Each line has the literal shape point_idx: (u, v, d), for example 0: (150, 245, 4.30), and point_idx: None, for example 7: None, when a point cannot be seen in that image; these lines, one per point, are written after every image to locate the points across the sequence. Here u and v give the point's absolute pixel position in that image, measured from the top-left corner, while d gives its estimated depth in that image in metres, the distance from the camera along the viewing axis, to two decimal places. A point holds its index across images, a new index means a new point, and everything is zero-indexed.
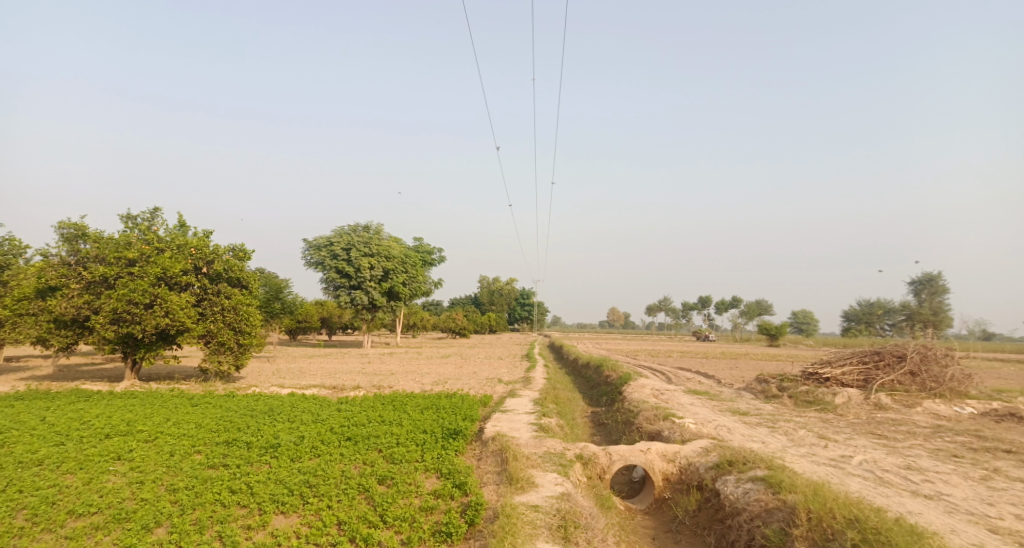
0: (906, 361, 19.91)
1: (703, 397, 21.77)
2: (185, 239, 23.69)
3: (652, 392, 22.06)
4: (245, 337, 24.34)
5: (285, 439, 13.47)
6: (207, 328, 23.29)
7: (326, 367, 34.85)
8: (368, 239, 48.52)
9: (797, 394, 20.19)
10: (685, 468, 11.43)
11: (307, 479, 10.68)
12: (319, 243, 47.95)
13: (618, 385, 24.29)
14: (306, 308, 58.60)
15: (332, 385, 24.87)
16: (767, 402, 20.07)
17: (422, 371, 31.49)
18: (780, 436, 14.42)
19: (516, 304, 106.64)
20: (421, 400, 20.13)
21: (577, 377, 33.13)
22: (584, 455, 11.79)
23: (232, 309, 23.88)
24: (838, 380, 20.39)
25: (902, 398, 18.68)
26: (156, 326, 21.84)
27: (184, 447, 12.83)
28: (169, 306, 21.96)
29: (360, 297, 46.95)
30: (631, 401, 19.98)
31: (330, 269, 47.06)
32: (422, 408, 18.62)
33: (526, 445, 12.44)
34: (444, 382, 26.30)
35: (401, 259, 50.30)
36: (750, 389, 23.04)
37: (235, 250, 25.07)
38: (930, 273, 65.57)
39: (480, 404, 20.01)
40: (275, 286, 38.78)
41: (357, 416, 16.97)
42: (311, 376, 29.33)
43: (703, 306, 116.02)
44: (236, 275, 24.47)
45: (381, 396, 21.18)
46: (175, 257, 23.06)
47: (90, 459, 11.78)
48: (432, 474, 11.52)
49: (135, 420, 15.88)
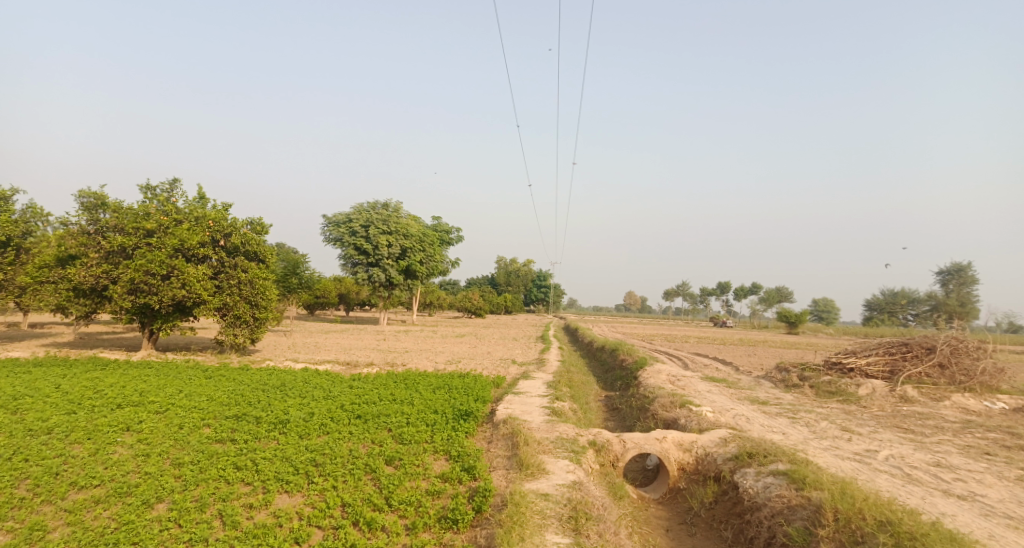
0: (935, 354, 19.24)
1: (721, 384, 21.31)
2: (204, 211, 23.56)
3: (669, 378, 21.63)
4: (261, 311, 24.27)
5: (294, 415, 13.30)
6: (224, 301, 23.24)
7: (341, 343, 34.84)
8: (386, 216, 48.28)
9: (819, 384, 19.63)
10: (702, 459, 11.04)
11: (314, 458, 10.48)
12: (338, 219, 47.85)
13: (634, 370, 23.88)
14: (324, 284, 58.77)
15: (346, 361, 24.79)
16: (787, 392, 19.56)
17: (436, 350, 31.33)
18: (802, 427, 13.95)
19: (534, 285, 106.36)
20: (434, 379, 19.92)
21: (593, 360, 32.78)
22: (597, 442, 11.45)
23: (249, 283, 23.79)
24: (862, 370, 19.80)
25: (929, 391, 18.07)
26: (173, 298, 21.80)
27: (194, 419, 12.72)
28: (186, 278, 21.89)
29: (377, 275, 46.90)
30: (648, 386, 19.59)
31: (348, 245, 46.97)
32: (435, 387, 18.40)
33: (538, 429, 12.12)
34: (458, 361, 26.09)
35: (419, 237, 50.08)
36: (770, 377, 22.51)
37: (253, 224, 24.91)
38: (959, 264, 63.92)
39: (494, 386, 19.75)
40: (292, 261, 38.77)
41: (369, 394, 16.78)
42: (326, 351, 29.33)
43: (722, 292, 114.75)
44: (254, 248, 24.34)
45: (394, 374, 20.99)
46: (192, 229, 22.94)
47: (98, 429, 11.70)
48: (441, 456, 11.28)
49: (147, 391, 15.84)
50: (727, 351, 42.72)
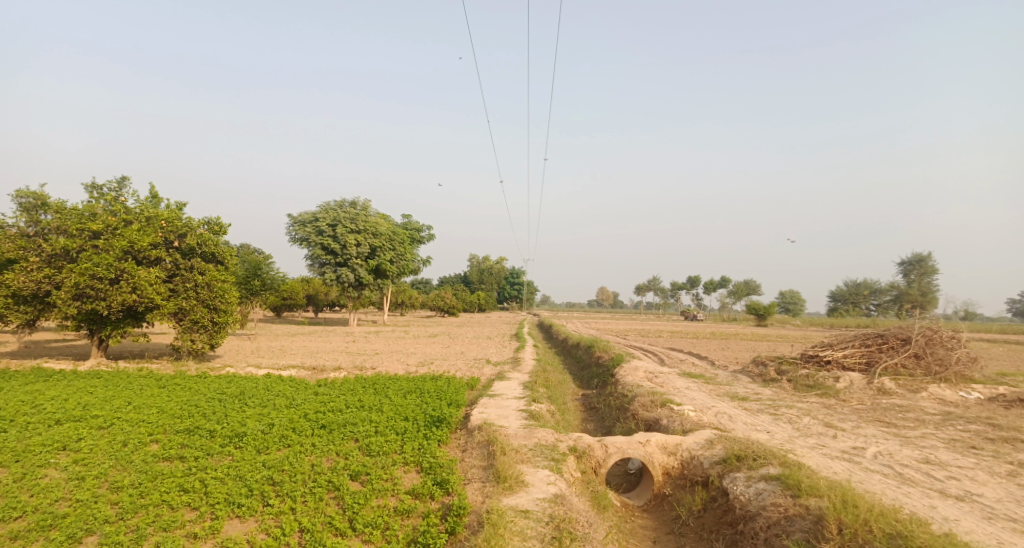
0: (910, 344, 19.08)
1: (699, 380, 20.90)
2: (156, 211, 22.35)
3: (647, 375, 21.15)
4: (220, 316, 23.12)
5: (252, 427, 12.39)
6: (179, 306, 22.05)
7: (308, 346, 33.70)
8: (354, 214, 47.10)
9: (797, 378, 19.33)
10: (687, 463, 10.49)
11: (271, 476, 9.66)
12: (304, 219, 46.47)
13: (611, 368, 23.36)
14: (291, 285, 57.27)
15: (312, 366, 23.78)
16: (765, 387, 19.21)
17: (407, 351, 30.44)
18: (785, 424, 13.51)
19: (505, 283, 105.73)
20: (404, 383, 19.09)
21: (567, 357, 32.25)
22: (578, 448, 10.83)
23: (206, 286, 22.64)
24: (839, 363, 19.56)
25: (906, 382, 17.87)
26: (123, 303, 20.57)
27: (141, 435, 11.76)
28: (136, 282, 20.68)
29: (345, 275, 45.70)
30: (625, 385, 19.06)
31: (315, 245, 45.69)
32: (405, 392, 17.58)
33: (515, 436, 11.44)
34: (429, 362, 25.26)
35: (388, 236, 48.99)
36: (746, 371, 22.21)
37: (210, 224, 23.76)
38: (920, 254, 65.15)
39: (467, 388, 19.00)
40: (254, 262, 37.44)
41: (336, 400, 15.88)
42: (292, 356, 28.18)
43: (692, 286, 115.68)
44: (211, 250, 23.21)
45: (362, 378, 20.09)
46: (143, 230, 21.72)
47: (31, 449, 10.69)
48: (411, 468, 10.52)
49: (92, 404, 14.72)
50: (700, 345, 42.64)
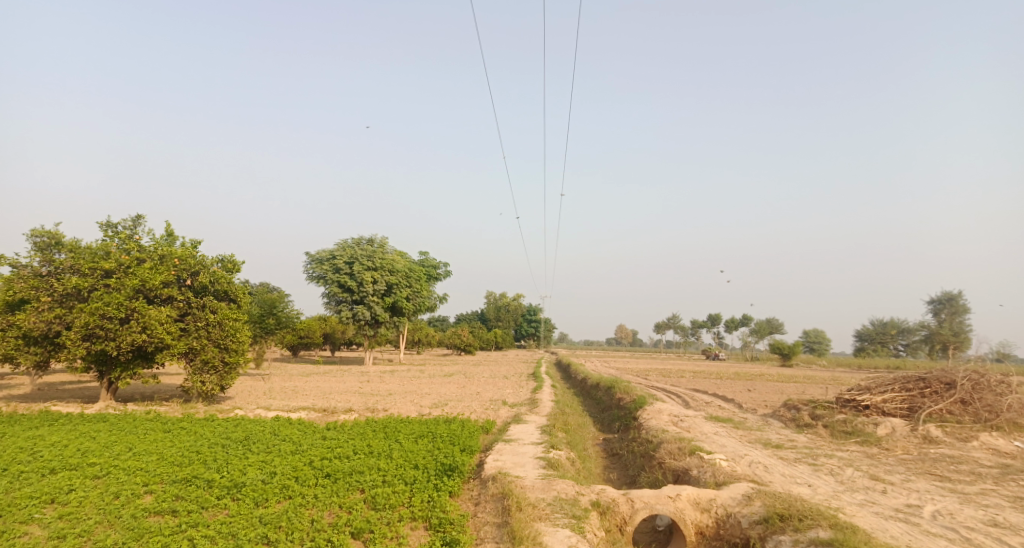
0: (956, 389, 17.94)
1: (728, 425, 19.81)
2: (170, 249, 22.06)
3: (672, 419, 20.11)
4: (231, 355, 22.56)
5: (253, 476, 11.61)
6: (190, 345, 21.54)
7: (322, 386, 33.02)
8: (371, 252, 46.88)
9: (833, 424, 18.22)
10: (723, 521, 9.53)
11: (267, 534, 8.87)
12: (321, 257, 46.31)
13: (633, 410, 22.32)
14: (307, 323, 56.94)
15: (323, 407, 23.05)
16: (800, 433, 18.08)
17: (422, 392, 29.60)
18: (827, 477, 12.47)
19: (523, 320, 104.81)
20: (417, 426, 18.27)
21: (587, 399, 31.16)
22: (601, 503, 9.90)
23: (217, 325, 22.14)
24: (878, 408, 18.42)
25: (954, 430, 16.67)
26: (132, 343, 20.11)
27: (136, 486, 11.04)
28: (146, 321, 20.24)
29: (361, 313, 45.25)
30: (649, 430, 18.04)
31: (332, 283, 45.41)
32: (417, 436, 16.72)
33: (533, 488, 10.52)
34: (444, 404, 24.41)
35: (405, 273, 48.62)
36: (778, 415, 21.04)
37: (223, 261, 23.41)
38: (951, 292, 63.13)
39: (483, 432, 18.12)
40: (270, 300, 37.13)
41: (344, 446, 15.07)
42: (305, 396, 27.50)
43: (712, 324, 113.65)
44: (224, 288, 22.80)
45: (373, 421, 19.32)
46: (156, 268, 21.36)
47: (18, 503, 10.03)
48: (419, 524, 9.67)
49: (92, 450, 14.06)
50: (723, 385, 41.22)
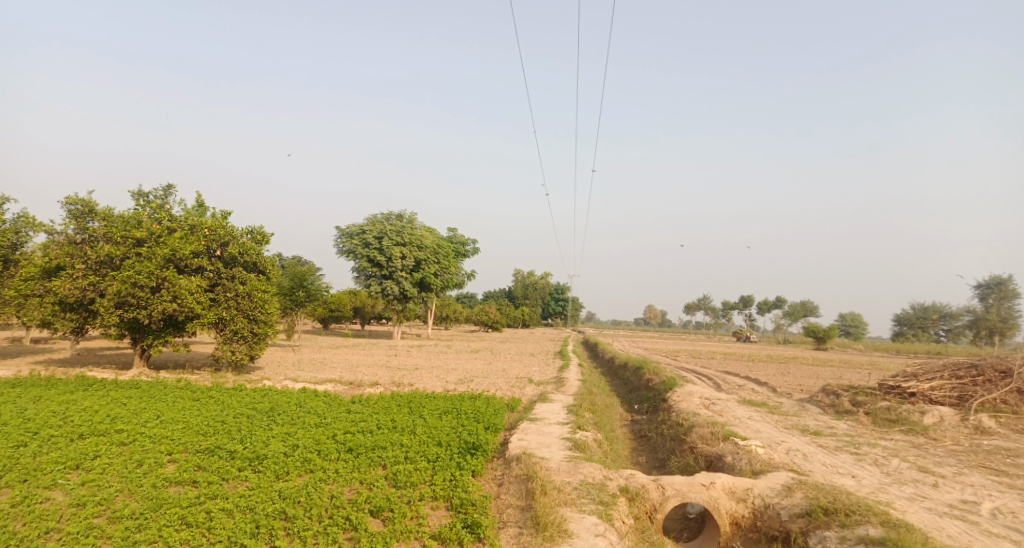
0: (1011, 378, 17.08)
1: (762, 410, 19.13)
2: (200, 219, 21.99)
3: (703, 401, 19.50)
4: (260, 326, 22.55)
5: (274, 447, 11.40)
6: (219, 316, 21.55)
7: (349, 359, 33.10)
8: (401, 227, 46.70)
9: (876, 411, 17.44)
10: (760, 513, 8.98)
11: (284, 509, 8.62)
12: (351, 231, 46.28)
13: (663, 392, 21.73)
14: (337, 297, 57.35)
15: (349, 380, 22.98)
16: (840, 420, 17.34)
17: (448, 367, 29.42)
18: (872, 468, 11.79)
19: (552, 298, 104.38)
20: (443, 402, 18.00)
21: (614, 379, 30.65)
22: (630, 489, 9.41)
23: (246, 296, 22.10)
24: (925, 396, 17.61)
25: (1008, 421, 15.78)
26: (163, 312, 20.17)
27: (158, 454, 10.87)
28: (177, 291, 20.25)
29: (390, 288, 45.25)
30: (680, 412, 17.47)
31: (361, 257, 45.45)
32: (441, 412, 16.42)
33: (558, 471, 10.08)
34: (470, 380, 24.15)
35: (434, 249, 48.38)
36: (816, 400, 20.28)
37: (253, 233, 23.32)
38: (1000, 277, 60.46)
39: (508, 410, 17.76)
40: (299, 273, 37.27)
41: (368, 420, 14.83)
42: (332, 369, 27.53)
43: (745, 306, 111.57)
44: (253, 259, 22.71)
45: (399, 395, 19.12)
46: (186, 238, 21.32)
47: (41, 468, 9.92)
48: (440, 503, 9.34)
49: (119, 416, 14.02)
50: (756, 368, 40.23)
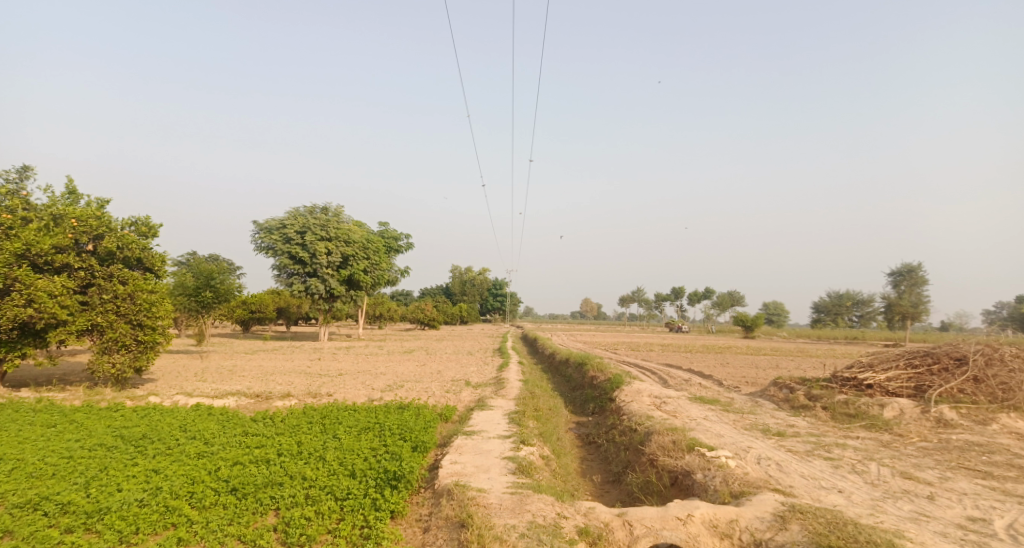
0: (968, 366, 16.28)
1: (715, 408, 17.76)
2: (65, 208, 18.81)
3: (653, 401, 17.92)
4: (146, 332, 19.50)
5: (128, 494, 9.21)
6: (92, 321, 18.39)
7: (265, 366, 29.97)
8: (325, 221, 43.46)
9: (833, 405, 16.29)
10: None
11: None
12: (270, 226, 42.50)
13: (609, 391, 20.07)
14: (259, 297, 53.38)
15: (257, 391, 20.15)
16: (797, 417, 16.13)
17: (376, 372, 26.87)
18: (855, 478, 10.30)
19: (488, 294, 102.82)
20: (363, 415, 15.66)
21: (555, 376, 28.96)
22: (591, 530, 7.51)
23: (127, 297, 19.06)
24: (882, 387, 16.60)
25: (970, 412, 14.88)
26: (16, 319, 16.87)
27: None
28: (33, 293, 17.01)
29: (315, 287, 42.01)
30: (630, 415, 15.79)
31: (282, 254, 41.98)
32: (361, 429, 14.07)
33: (500, 510, 8.12)
34: (399, 386, 21.80)
35: (362, 244, 45.36)
36: (768, 394, 19.11)
37: (137, 224, 20.25)
38: (911, 264, 62.58)
39: (440, 422, 15.63)
40: (208, 271, 33.66)
41: (267, 445, 12.35)
42: (241, 378, 24.51)
43: (676, 297, 113.15)
44: (136, 255, 19.73)
45: (313, 409, 16.60)
46: (47, 231, 18.05)
47: None
48: None
49: None
50: (693, 360, 39.51)
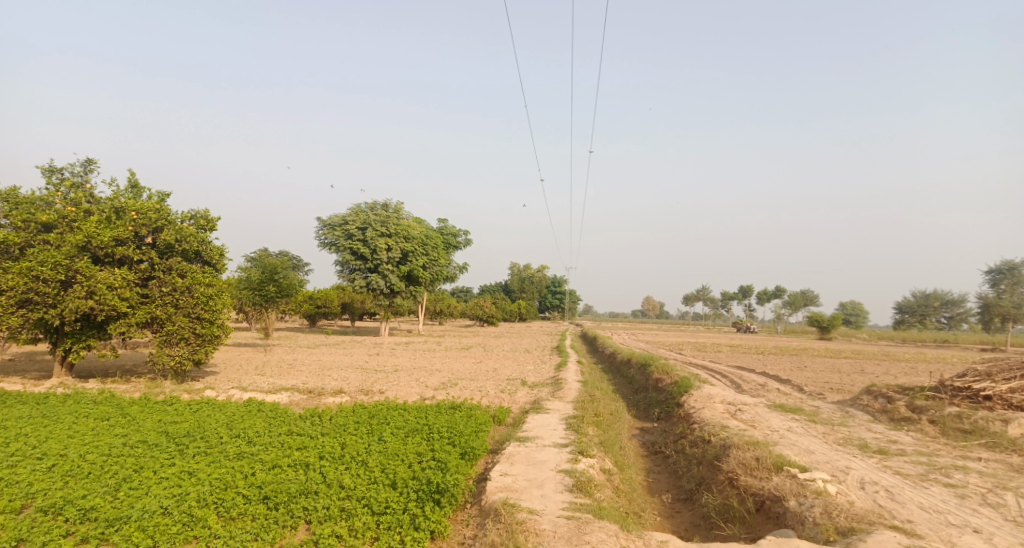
0: None
1: (800, 418, 15.87)
2: (127, 201, 18.72)
3: (728, 408, 16.18)
4: (205, 326, 19.19)
5: (153, 500, 8.46)
6: (152, 314, 18.20)
7: (323, 360, 29.73)
8: (386, 217, 43.22)
9: (943, 419, 14.16)
10: None
11: None
12: (333, 222, 42.65)
13: (677, 395, 18.42)
14: (324, 292, 53.96)
15: (310, 386, 19.57)
16: (899, 431, 14.10)
17: (433, 368, 26.06)
18: (990, 513, 8.46)
19: (549, 291, 101.70)
20: (412, 416, 14.69)
21: (617, 377, 27.38)
22: None
23: (186, 290, 18.82)
24: (1004, 401, 14.36)
25: None
26: (77, 311, 16.80)
27: None
28: (93, 285, 16.90)
29: (376, 282, 41.83)
30: (704, 424, 14.15)
31: (344, 250, 41.97)
32: (408, 432, 13.05)
33: None
34: (453, 384, 20.84)
35: (422, 240, 44.93)
36: (860, 403, 17.02)
37: (196, 217, 20.07)
38: (1014, 261, 57.02)
39: (494, 426, 14.50)
40: (272, 265, 33.77)
41: (309, 447, 11.45)
42: (298, 373, 24.15)
43: (745, 296, 108.54)
44: (195, 248, 19.50)
45: (362, 407, 15.75)
46: (108, 223, 17.97)
47: None
48: None
49: None
50: (766, 362, 36.90)
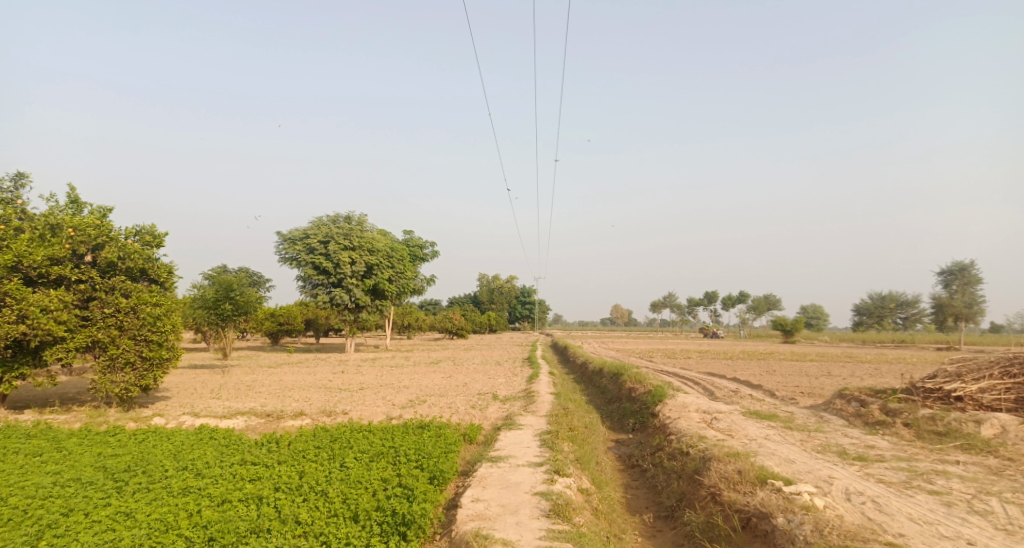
0: None
1: (776, 425, 15.60)
2: (64, 217, 17.66)
3: (703, 418, 15.83)
4: (152, 349, 18.14)
5: None
6: (93, 338, 17.13)
7: (285, 380, 28.59)
8: (349, 230, 42.22)
9: (917, 421, 14.04)
10: None
11: None
12: (294, 236, 41.49)
13: (651, 405, 18.03)
14: (287, 309, 52.52)
15: (268, 409, 18.61)
16: (876, 436, 13.91)
17: (400, 384, 25.25)
18: (979, 522, 8.18)
19: (517, 302, 101.32)
20: (377, 437, 13.94)
21: (589, 387, 26.95)
22: None
23: (130, 311, 17.78)
24: (975, 401, 14.33)
25: None
26: (7, 337, 15.70)
27: None
28: (24, 309, 15.82)
29: (341, 297, 40.74)
30: (680, 435, 13.76)
31: (306, 265, 40.83)
32: (373, 455, 12.33)
33: None
34: (421, 401, 20.10)
35: (387, 252, 44.04)
36: (834, 407, 16.86)
37: (141, 233, 19.06)
38: (964, 262, 58.76)
39: (464, 445, 13.85)
40: (228, 282, 32.53)
41: (264, 478, 10.67)
42: (257, 394, 23.10)
43: (709, 302, 109.85)
44: (140, 266, 18.49)
45: (324, 430, 14.94)
46: (43, 242, 16.90)
47: None
48: None
49: None
50: (735, 367, 36.93)
